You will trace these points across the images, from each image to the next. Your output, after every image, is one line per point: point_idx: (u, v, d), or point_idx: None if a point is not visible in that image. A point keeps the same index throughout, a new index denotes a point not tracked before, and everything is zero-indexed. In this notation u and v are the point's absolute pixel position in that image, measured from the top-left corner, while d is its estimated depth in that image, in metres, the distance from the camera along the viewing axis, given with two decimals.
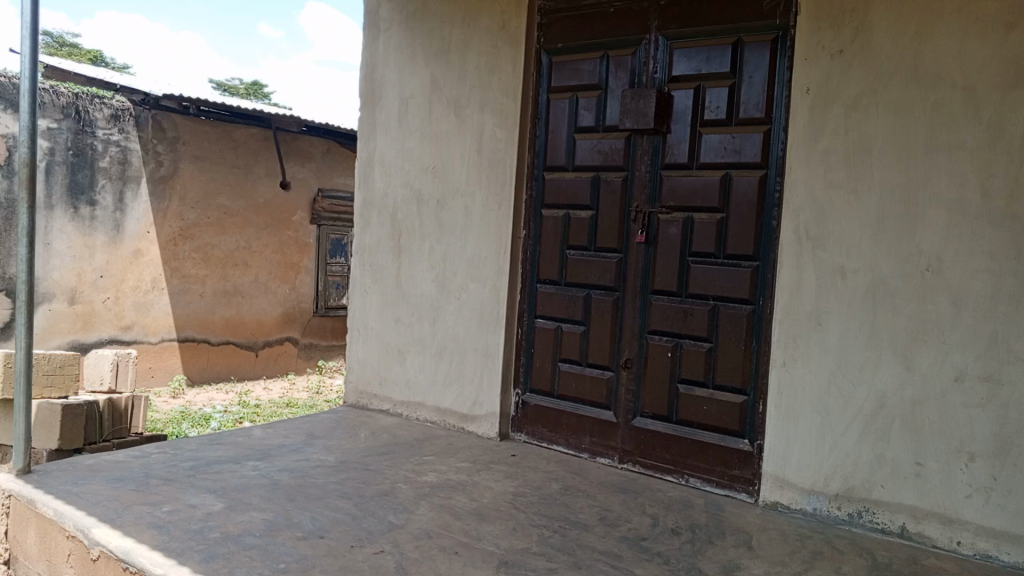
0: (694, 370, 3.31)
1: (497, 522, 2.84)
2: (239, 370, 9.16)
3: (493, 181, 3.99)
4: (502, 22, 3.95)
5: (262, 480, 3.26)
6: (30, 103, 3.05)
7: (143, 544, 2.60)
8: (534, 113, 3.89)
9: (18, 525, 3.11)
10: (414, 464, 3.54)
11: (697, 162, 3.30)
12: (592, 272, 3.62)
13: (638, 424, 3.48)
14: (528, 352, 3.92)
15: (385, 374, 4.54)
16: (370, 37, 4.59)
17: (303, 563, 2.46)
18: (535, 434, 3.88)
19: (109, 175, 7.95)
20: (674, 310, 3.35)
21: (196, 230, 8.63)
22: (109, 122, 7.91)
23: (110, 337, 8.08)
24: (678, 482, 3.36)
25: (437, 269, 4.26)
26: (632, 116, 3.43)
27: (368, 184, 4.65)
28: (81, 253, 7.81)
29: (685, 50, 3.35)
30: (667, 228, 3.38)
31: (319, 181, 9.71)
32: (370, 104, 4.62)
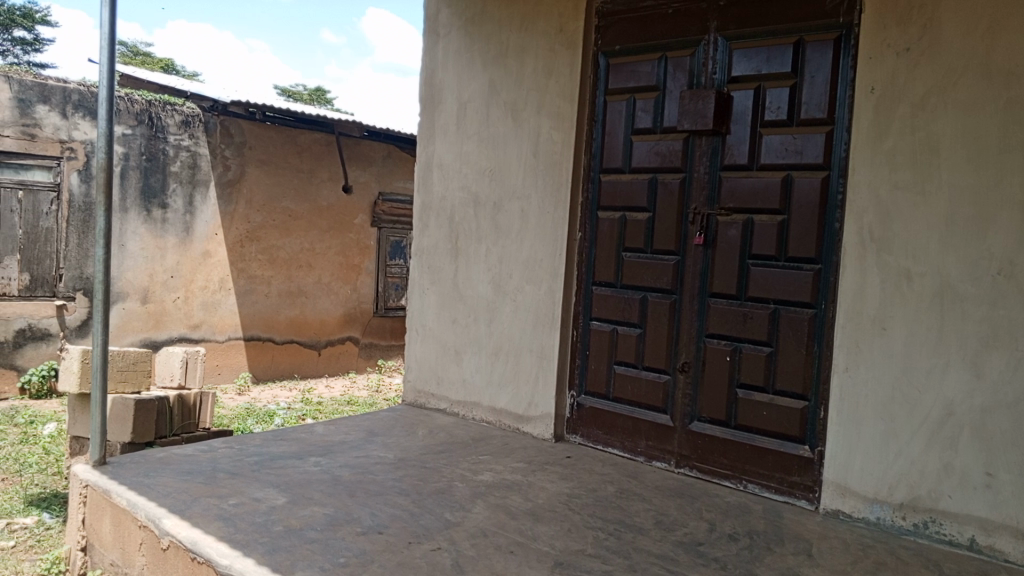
0: (754, 375, 3.26)
1: (553, 523, 2.85)
2: (302, 369, 9.38)
3: (549, 184, 4.01)
4: (559, 25, 3.96)
5: (323, 476, 3.34)
6: (107, 111, 3.19)
7: (210, 535, 2.70)
8: (590, 115, 3.90)
9: (95, 514, 3.26)
10: (471, 462, 3.58)
11: (758, 163, 3.26)
12: (649, 274, 3.60)
13: (695, 428, 3.45)
14: (583, 354, 3.92)
15: (442, 374, 4.60)
16: (429, 43, 4.66)
17: (362, 558, 2.51)
18: (590, 436, 3.87)
19: (180, 179, 8.23)
20: (733, 313, 3.31)
21: (262, 232, 8.87)
22: (180, 128, 8.20)
23: (180, 335, 8.36)
24: (736, 488, 3.31)
25: (494, 270, 4.30)
26: (691, 117, 3.40)
27: (426, 188, 4.72)
28: (153, 254, 8.10)
29: (745, 50, 3.31)
30: (726, 231, 3.34)
31: (380, 184, 9.89)
32: (429, 109, 4.69)
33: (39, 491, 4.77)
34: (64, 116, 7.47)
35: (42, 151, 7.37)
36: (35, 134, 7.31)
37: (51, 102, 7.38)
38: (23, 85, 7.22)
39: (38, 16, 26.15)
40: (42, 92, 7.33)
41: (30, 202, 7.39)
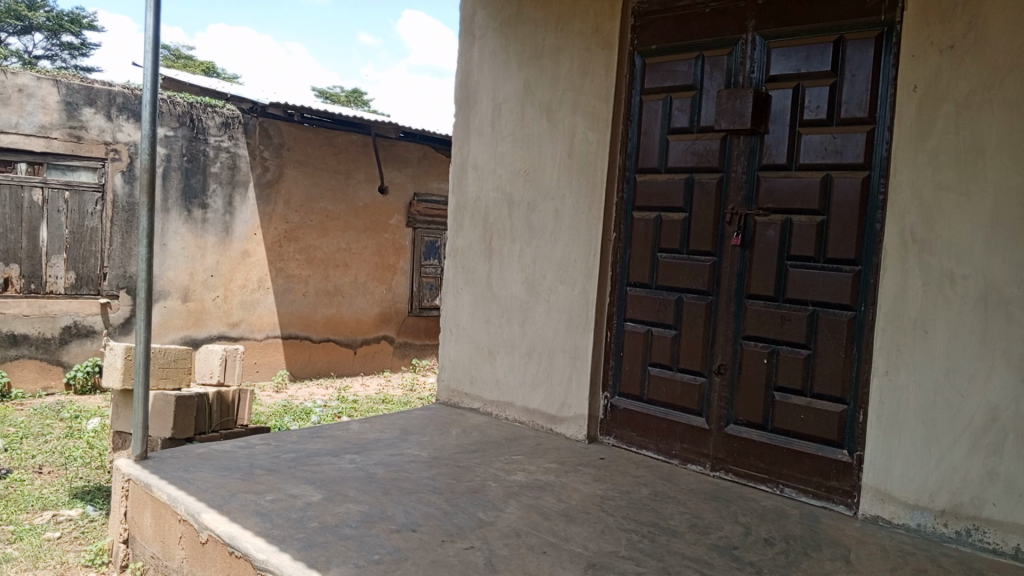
0: (792, 378, 3.22)
1: (586, 524, 2.84)
2: (338, 367, 9.48)
3: (584, 184, 4.00)
4: (595, 25, 3.95)
5: (359, 473, 3.38)
6: (151, 114, 3.27)
7: (247, 530, 2.74)
8: (626, 115, 3.88)
9: (136, 507, 3.34)
10: (505, 462, 3.59)
11: (796, 163, 3.22)
12: (685, 275, 3.58)
13: (731, 431, 3.41)
14: (617, 355, 3.90)
15: (475, 373, 4.62)
16: (466, 44, 4.69)
17: (396, 555, 2.53)
18: (624, 437, 3.85)
19: (220, 179, 8.36)
20: (771, 315, 3.27)
21: (300, 232, 8.99)
22: (220, 130, 8.33)
23: (219, 333, 8.49)
24: (772, 492, 3.27)
25: (527, 270, 4.30)
26: (728, 116, 3.37)
27: (461, 188, 4.74)
28: (193, 253, 8.24)
29: (784, 49, 3.27)
30: (764, 231, 3.31)
31: (415, 184, 9.96)
32: (465, 110, 4.72)
33: (84, 484, 4.89)
34: (108, 118, 7.65)
35: (88, 152, 7.56)
36: (81, 136, 7.49)
37: (96, 104, 7.57)
38: (71, 88, 7.41)
39: (84, 21, 26.83)
40: (88, 95, 7.52)
41: (76, 203, 7.57)
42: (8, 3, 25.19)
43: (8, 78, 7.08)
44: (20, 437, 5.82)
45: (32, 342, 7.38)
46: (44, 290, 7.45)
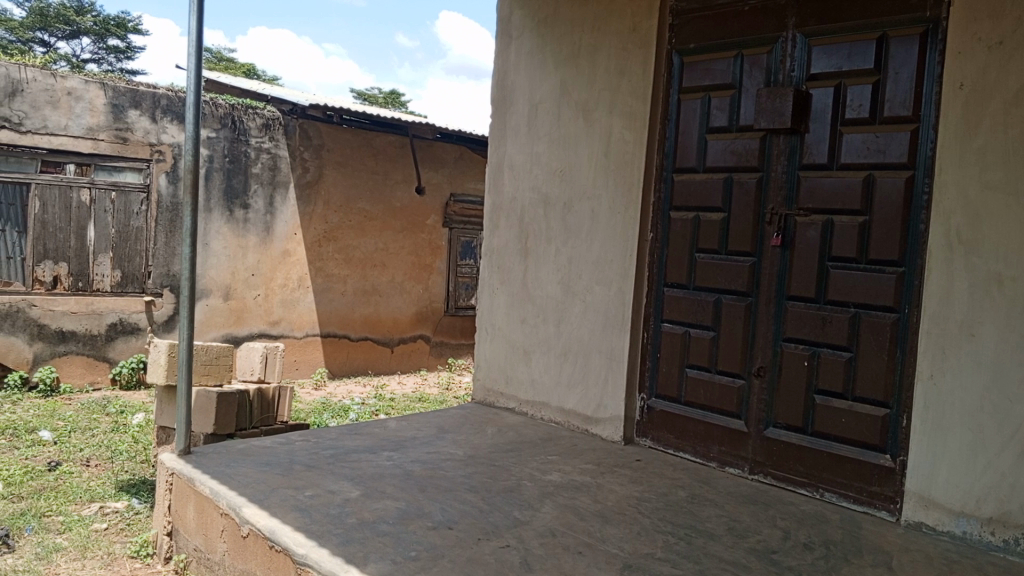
0: (833, 381, 3.17)
1: (622, 525, 2.83)
2: (375, 365, 9.57)
3: (620, 184, 3.99)
4: (633, 24, 3.93)
5: (396, 470, 3.41)
6: (194, 116, 3.34)
7: (287, 524, 2.79)
8: (663, 115, 3.86)
9: (180, 501, 3.41)
10: (540, 462, 3.59)
11: (838, 162, 3.17)
12: (724, 277, 3.54)
13: (770, 434, 3.37)
14: (654, 356, 3.87)
15: (511, 373, 4.64)
16: (502, 45, 4.71)
17: (432, 552, 2.55)
18: (661, 439, 3.83)
19: (261, 180, 8.49)
20: (811, 316, 3.23)
21: (339, 232, 9.10)
22: (261, 131, 8.46)
23: (260, 331, 8.61)
24: (812, 496, 3.23)
25: (563, 270, 4.30)
26: (768, 116, 3.33)
27: (497, 189, 4.77)
28: (235, 252, 8.37)
29: (825, 46, 3.23)
30: (805, 231, 3.26)
31: (451, 185, 10.03)
32: (501, 111, 4.74)
33: (129, 477, 5.00)
34: (153, 120, 7.83)
35: (134, 153, 7.74)
36: (127, 137, 7.67)
37: (142, 106, 7.75)
38: (117, 91, 7.61)
39: (129, 25, 27.40)
40: (134, 97, 7.70)
41: (122, 203, 7.75)
42: (57, 8, 25.89)
43: (58, 81, 7.30)
44: (68, 431, 5.99)
45: (80, 338, 7.58)
46: (91, 288, 7.65)
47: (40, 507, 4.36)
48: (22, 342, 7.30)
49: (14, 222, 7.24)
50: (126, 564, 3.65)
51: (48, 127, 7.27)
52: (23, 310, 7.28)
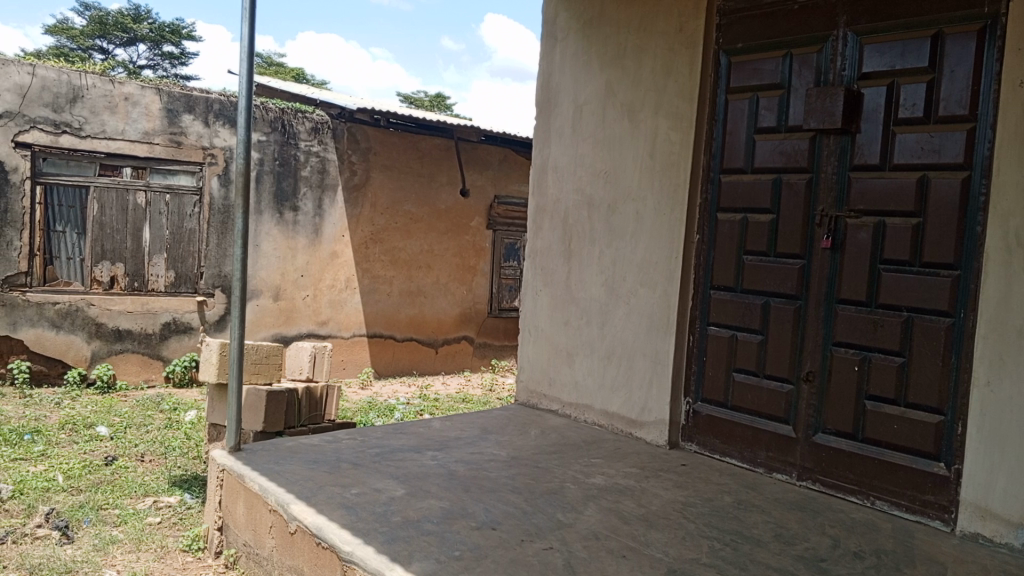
0: (885, 386, 3.10)
1: (666, 530, 2.81)
2: (420, 366, 9.66)
3: (666, 185, 3.96)
4: (679, 24, 3.91)
5: (440, 470, 3.44)
6: (246, 120, 3.42)
7: (334, 522, 2.84)
8: (710, 115, 3.82)
9: (230, 497, 3.50)
10: (584, 465, 3.59)
11: (890, 163, 3.10)
12: (772, 279, 3.49)
13: (819, 440, 3.31)
14: (700, 360, 3.83)
15: (554, 375, 4.64)
16: (548, 47, 4.73)
17: (476, 552, 2.57)
18: (706, 444, 3.79)
19: (310, 183, 8.64)
20: (862, 320, 3.16)
21: (385, 234, 9.22)
22: (310, 135, 8.61)
23: (308, 331, 8.76)
24: (862, 504, 3.16)
25: (607, 272, 4.29)
26: (818, 115, 3.28)
27: (542, 191, 4.78)
28: (284, 254, 8.53)
29: (878, 45, 3.16)
30: (856, 233, 3.19)
31: (495, 187, 10.06)
32: (546, 112, 4.75)
33: (182, 472, 5.14)
34: (206, 124, 8.02)
35: (187, 157, 7.94)
36: (181, 141, 7.88)
37: (195, 111, 7.95)
38: (171, 96, 7.83)
39: (184, 31, 28.12)
40: (187, 102, 7.92)
41: (176, 206, 7.96)
42: (115, 16, 26.73)
43: (116, 87, 7.56)
44: (124, 426, 6.18)
45: (135, 337, 7.81)
46: (146, 288, 7.87)
47: (97, 500, 4.50)
48: (81, 339, 7.56)
49: (73, 223, 7.53)
50: (179, 558, 3.75)
51: (106, 132, 7.52)
52: (82, 309, 7.54)
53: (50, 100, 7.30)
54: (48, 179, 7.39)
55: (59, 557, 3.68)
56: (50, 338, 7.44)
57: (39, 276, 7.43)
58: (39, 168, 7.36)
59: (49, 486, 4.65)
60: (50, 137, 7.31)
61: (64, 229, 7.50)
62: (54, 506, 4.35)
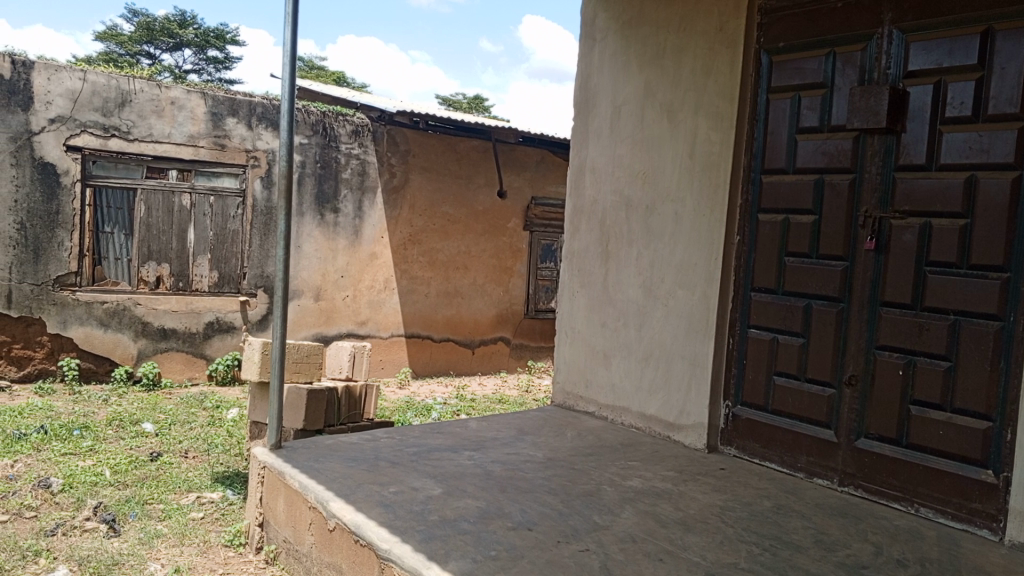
0: (930, 391, 3.03)
1: (704, 534, 2.79)
2: (457, 366, 9.71)
3: (705, 186, 3.93)
4: (720, 24, 3.88)
5: (477, 470, 3.46)
6: (288, 123, 3.48)
7: (372, 520, 2.87)
8: (751, 115, 3.78)
9: (271, 493, 3.55)
10: (620, 467, 3.57)
11: (937, 163, 3.04)
12: (814, 281, 3.44)
13: (862, 445, 3.25)
14: (740, 363, 3.79)
15: (591, 377, 4.63)
16: (586, 47, 4.72)
17: (512, 553, 2.58)
18: (746, 448, 3.75)
19: (351, 185, 8.74)
20: (907, 324, 3.10)
21: (423, 235, 9.28)
22: (351, 137, 8.71)
23: (348, 331, 8.86)
24: (906, 511, 3.10)
25: (645, 274, 4.27)
26: (862, 115, 3.22)
27: (579, 192, 4.78)
28: (325, 255, 8.64)
29: (924, 42, 3.10)
30: (901, 235, 3.13)
31: (533, 188, 10.06)
32: (585, 113, 4.75)
33: (224, 469, 5.24)
34: (249, 127, 8.17)
35: (231, 159, 8.09)
36: (225, 144, 8.04)
37: (239, 114, 8.10)
38: (216, 100, 7.98)
39: (228, 36, 28.70)
40: (231, 106, 8.06)
41: (220, 208, 8.11)
42: (162, 22, 27.31)
43: (163, 92, 7.73)
44: (169, 423, 6.32)
45: (180, 335, 7.98)
46: (191, 288, 8.04)
47: (143, 495, 4.61)
48: (128, 338, 7.76)
49: (121, 224, 7.72)
50: (221, 552, 3.82)
51: (153, 135, 7.70)
52: (129, 308, 7.73)
53: (100, 104, 7.50)
54: (97, 181, 7.60)
55: (106, 550, 3.78)
56: (98, 336, 7.65)
57: (89, 276, 7.64)
58: (89, 171, 7.57)
59: (97, 480, 4.77)
60: (99, 140, 7.52)
61: (112, 230, 7.70)
62: (101, 500, 4.47)
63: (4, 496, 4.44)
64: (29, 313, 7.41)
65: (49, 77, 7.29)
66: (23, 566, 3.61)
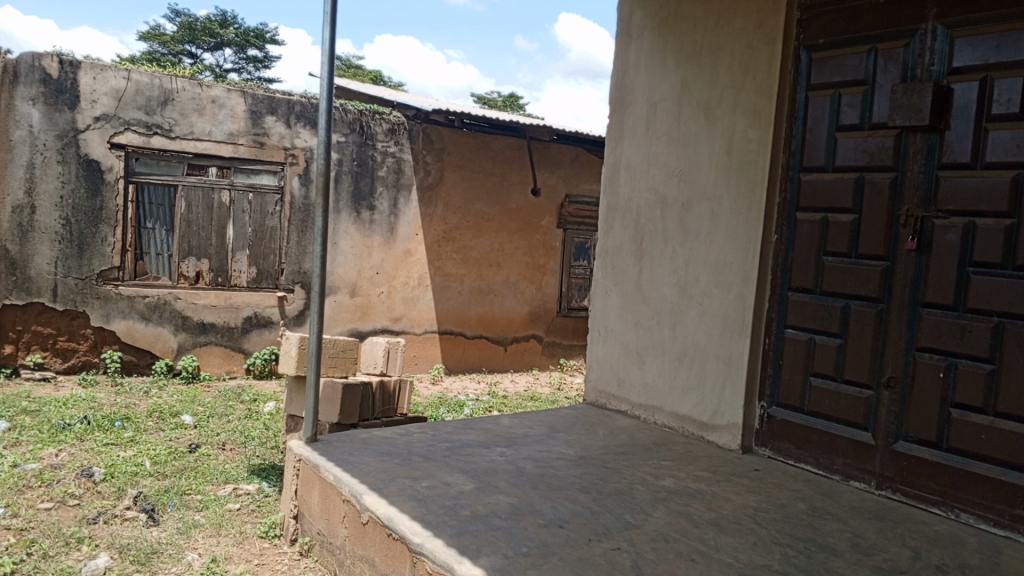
0: (972, 394, 2.97)
1: (737, 535, 2.77)
2: (490, 363, 9.74)
3: (743, 184, 3.89)
4: (759, 20, 3.84)
5: (508, 466, 3.47)
6: (326, 121, 3.52)
7: (404, 514, 2.89)
8: (790, 113, 3.73)
9: (306, 486, 3.61)
10: (653, 467, 3.55)
11: (982, 161, 2.97)
12: (853, 281, 3.38)
13: (900, 449, 3.19)
14: (776, 363, 3.74)
15: (623, 376, 4.61)
16: (623, 45, 4.71)
17: (543, 549, 2.58)
18: (781, 449, 3.70)
19: (386, 183, 8.81)
20: (949, 326, 3.04)
21: (457, 233, 9.33)
22: (387, 136, 8.78)
23: (382, 327, 8.94)
24: (946, 516, 3.03)
25: (680, 273, 4.24)
26: (904, 112, 3.16)
27: (614, 190, 4.77)
28: (361, 251, 8.72)
29: (971, 38, 3.03)
30: (943, 234, 3.07)
31: (567, 186, 10.05)
32: (620, 111, 4.73)
33: (260, 462, 5.32)
34: (288, 126, 8.27)
35: (270, 157, 8.21)
36: (264, 142, 8.16)
37: (278, 112, 8.21)
38: (255, 98, 8.10)
39: (268, 36, 29.14)
40: (271, 104, 8.18)
41: (259, 205, 8.23)
42: (203, 22, 27.80)
43: (204, 90, 7.87)
44: (208, 416, 6.44)
45: (218, 330, 8.12)
46: (229, 284, 8.18)
47: (182, 485, 4.70)
48: (168, 331, 7.92)
49: (162, 221, 7.88)
50: (256, 543, 3.89)
51: (194, 133, 7.85)
52: (170, 302, 7.89)
53: (143, 102, 7.66)
54: (140, 178, 7.76)
55: (146, 538, 3.87)
56: (140, 329, 7.82)
57: (131, 271, 7.81)
58: (132, 168, 7.73)
59: (137, 470, 4.88)
60: (142, 138, 7.68)
61: (153, 226, 7.86)
62: (141, 490, 4.58)
63: (49, 484, 4.56)
64: (74, 307, 7.59)
65: (95, 76, 7.46)
66: (66, 552, 3.71)
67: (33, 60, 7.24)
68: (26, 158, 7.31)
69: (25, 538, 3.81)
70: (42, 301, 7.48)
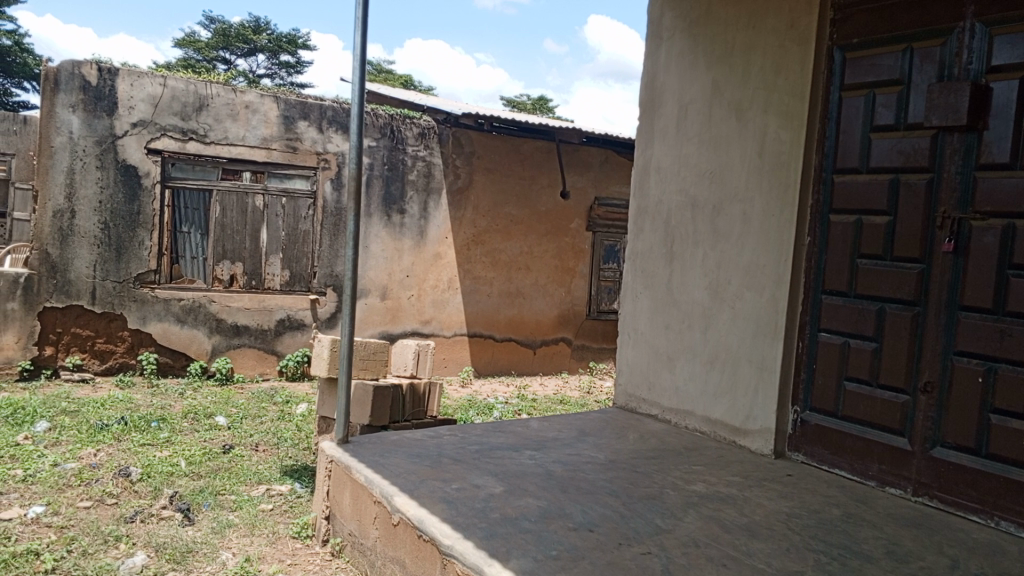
0: (1012, 399, 2.91)
1: (770, 541, 2.73)
2: (519, 366, 9.74)
3: (775, 186, 3.86)
4: (791, 20, 3.80)
5: (538, 469, 3.47)
6: (357, 126, 3.55)
7: (434, 515, 2.91)
8: (823, 113, 3.68)
9: (337, 486, 3.64)
10: (684, 472, 3.53)
11: (1021, 162, 2.91)
12: (888, 283, 3.33)
13: (937, 455, 3.13)
14: (809, 366, 3.69)
15: (654, 380, 4.58)
16: (653, 47, 4.70)
17: (573, 553, 2.58)
18: (815, 454, 3.65)
19: (416, 186, 8.87)
20: (987, 330, 2.98)
21: (486, 236, 9.36)
22: (417, 140, 8.84)
23: (412, 329, 8.99)
24: (986, 524, 2.97)
25: (711, 275, 4.21)
26: (941, 112, 3.11)
27: (643, 192, 4.75)
28: (391, 254, 8.79)
29: (1010, 35, 2.97)
30: (981, 236, 3.01)
31: (596, 189, 10.02)
32: (650, 113, 4.71)
33: (293, 463, 5.38)
34: (320, 130, 8.37)
35: (303, 161, 8.31)
36: (296, 147, 8.27)
37: (310, 117, 8.31)
38: (288, 104, 8.20)
39: (300, 42, 29.51)
40: (303, 109, 8.28)
41: (292, 209, 8.34)
42: (238, 29, 28.34)
43: (237, 96, 8.00)
44: (241, 417, 6.53)
45: (252, 332, 8.24)
46: (263, 287, 8.30)
47: (216, 486, 4.77)
48: (202, 334, 8.04)
49: (197, 224, 8.01)
50: (289, 544, 3.94)
51: (228, 138, 7.97)
52: (204, 305, 8.02)
53: (179, 109, 7.80)
54: (175, 183, 7.90)
55: (182, 538, 3.94)
56: (175, 331, 7.96)
57: (167, 274, 7.96)
58: (168, 173, 7.88)
59: (173, 471, 4.97)
60: (178, 143, 7.82)
61: (189, 230, 8.00)
62: (177, 489, 4.66)
63: (88, 483, 4.66)
64: (112, 309, 7.74)
65: (132, 83, 7.62)
66: (105, 550, 3.78)
67: (73, 69, 7.41)
68: (66, 164, 7.47)
69: (65, 536, 3.89)
70: (81, 303, 7.64)
